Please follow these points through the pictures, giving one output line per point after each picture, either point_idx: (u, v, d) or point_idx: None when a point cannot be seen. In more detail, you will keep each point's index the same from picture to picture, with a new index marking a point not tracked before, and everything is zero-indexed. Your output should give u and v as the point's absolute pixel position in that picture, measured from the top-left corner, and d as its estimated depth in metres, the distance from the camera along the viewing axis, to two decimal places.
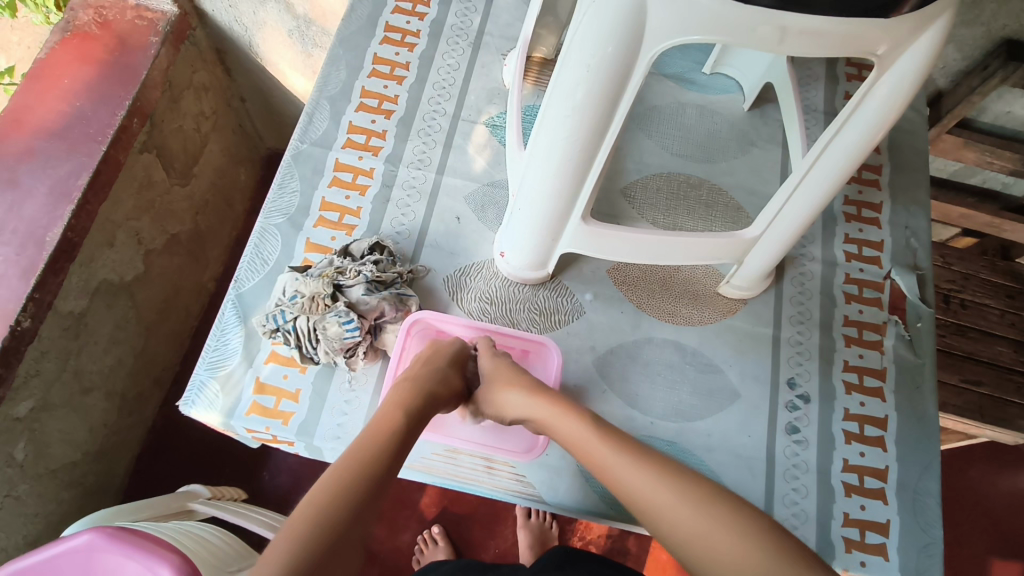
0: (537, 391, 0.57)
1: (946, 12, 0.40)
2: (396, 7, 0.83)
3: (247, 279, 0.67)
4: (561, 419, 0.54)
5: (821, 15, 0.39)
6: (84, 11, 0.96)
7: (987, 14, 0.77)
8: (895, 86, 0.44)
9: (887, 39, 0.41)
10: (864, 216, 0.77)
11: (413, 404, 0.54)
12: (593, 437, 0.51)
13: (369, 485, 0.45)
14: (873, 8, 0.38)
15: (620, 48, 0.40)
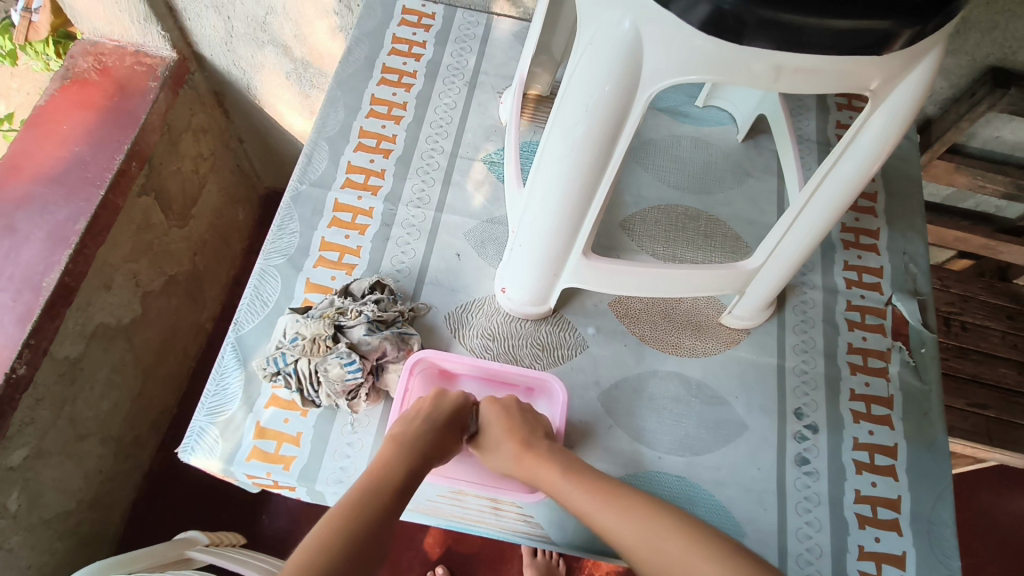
0: (517, 441, 0.58)
1: (935, 47, 0.41)
2: (392, 49, 0.84)
3: (247, 322, 0.67)
4: (538, 468, 0.56)
5: (815, 54, 0.38)
6: (84, 58, 0.98)
7: (971, 43, 0.77)
8: (892, 117, 0.44)
9: (879, 74, 0.41)
10: (861, 243, 0.77)
11: (407, 454, 0.53)
12: (568, 482, 0.54)
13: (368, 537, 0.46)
14: (867, 45, 0.38)
15: (617, 86, 0.41)
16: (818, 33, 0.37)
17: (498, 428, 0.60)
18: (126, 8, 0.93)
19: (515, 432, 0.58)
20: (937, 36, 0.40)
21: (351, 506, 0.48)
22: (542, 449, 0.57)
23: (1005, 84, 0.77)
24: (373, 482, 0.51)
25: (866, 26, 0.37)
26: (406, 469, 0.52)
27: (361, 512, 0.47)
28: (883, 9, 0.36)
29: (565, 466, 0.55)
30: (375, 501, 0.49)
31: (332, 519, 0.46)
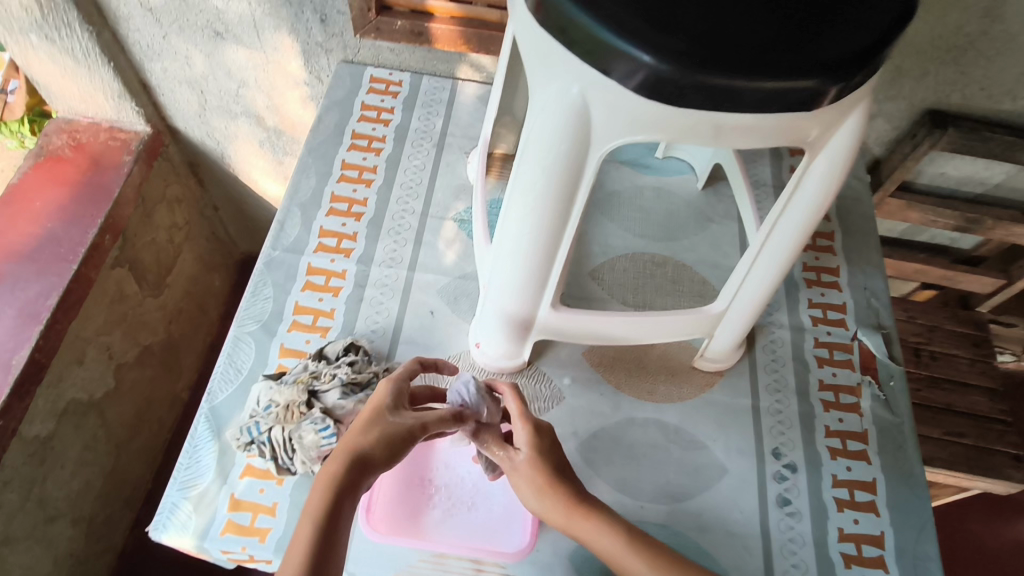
0: (572, 498, 0.54)
1: (862, 101, 0.44)
2: (361, 116, 0.87)
3: (220, 391, 0.66)
4: (588, 526, 0.53)
5: (749, 113, 0.41)
6: (58, 135, 1.00)
7: (906, 89, 0.82)
8: (831, 164, 0.47)
9: (814, 126, 0.44)
10: (823, 280, 0.80)
11: (348, 448, 0.49)
12: (625, 549, 0.52)
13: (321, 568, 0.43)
14: (796, 104, 0.40)
15: (571, 147, 0.43)
16: (751, 92, 0.39)
17: (547, 478, 0.55)
18: (100, 85, 0.95)
19: (569, 485, 0.55)
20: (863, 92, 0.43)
21: (324, 511, 0.45)
22: (596, 507, 0.54)
23: (942, 125, 0.82)
24: (347, 470, 0.47)
25: (795, 84, 0.39)
26: (379, 444, 0.49)
27: (332, 517, 0.45)
28: (810, 68, 0.39)
29: (619, 529, 0.53)
30: (347, 496, 0.46)
31: (309, 538, 0.44)
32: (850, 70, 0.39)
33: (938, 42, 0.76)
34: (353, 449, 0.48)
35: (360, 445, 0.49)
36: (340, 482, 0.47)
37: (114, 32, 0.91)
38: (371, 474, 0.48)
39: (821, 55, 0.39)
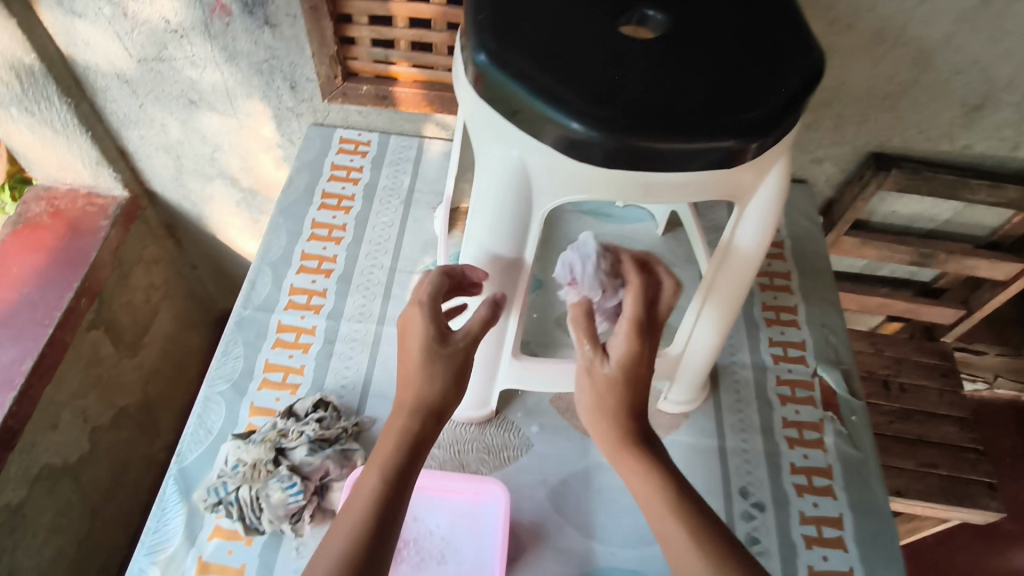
0: (637, 443, 0.51)
1: (782, 156, 0.48)
2: (331, 176, 0.90)
3: (190, 452, 0.67)
4: (638, 474, 0.50)
5: (673, 171, 0.44)
6: (37, 202, 1.03)
7: (849, 134, 0.86)
8: (761, 212, 0.51)
9: (744, 177, 0.47)
10: (782, 319, 0.82)
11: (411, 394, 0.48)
12: (661, 506, 0.49)
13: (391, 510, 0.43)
14: (717, 161, 0.44)
15: (519, 203, 0.47)
16: (672, 152, 0.42)
17: (613, 408, 0.52)
18: (77, 153, 0.98)
19: (641, 426, 0.52)
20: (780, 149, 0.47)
21: (391, 462, 0.45)
22: (661, 458, 0.51)
23: (886, 167, 0.86)
24: (416, 422, 0.47)
25: (714, 144, 0.42)
26: (440, 393, 0.48)
27: (398, 471, 0.44)
28: (726, 130, 0.42)
29: (668, 486, 0.49)
30: (414, 449, 0.46)
31: (373, 489, 0.43)
32: (762, 129, 0.43)
33: (874, 91, 0.79)
34: (422, 399, 0.47)
35: (424, 394, 0.48)
36: (408, 434, 0.46)
37: (92, 103, 0.94)
38: (438, 427, 0.48)
39: (738, 117, 0.42)
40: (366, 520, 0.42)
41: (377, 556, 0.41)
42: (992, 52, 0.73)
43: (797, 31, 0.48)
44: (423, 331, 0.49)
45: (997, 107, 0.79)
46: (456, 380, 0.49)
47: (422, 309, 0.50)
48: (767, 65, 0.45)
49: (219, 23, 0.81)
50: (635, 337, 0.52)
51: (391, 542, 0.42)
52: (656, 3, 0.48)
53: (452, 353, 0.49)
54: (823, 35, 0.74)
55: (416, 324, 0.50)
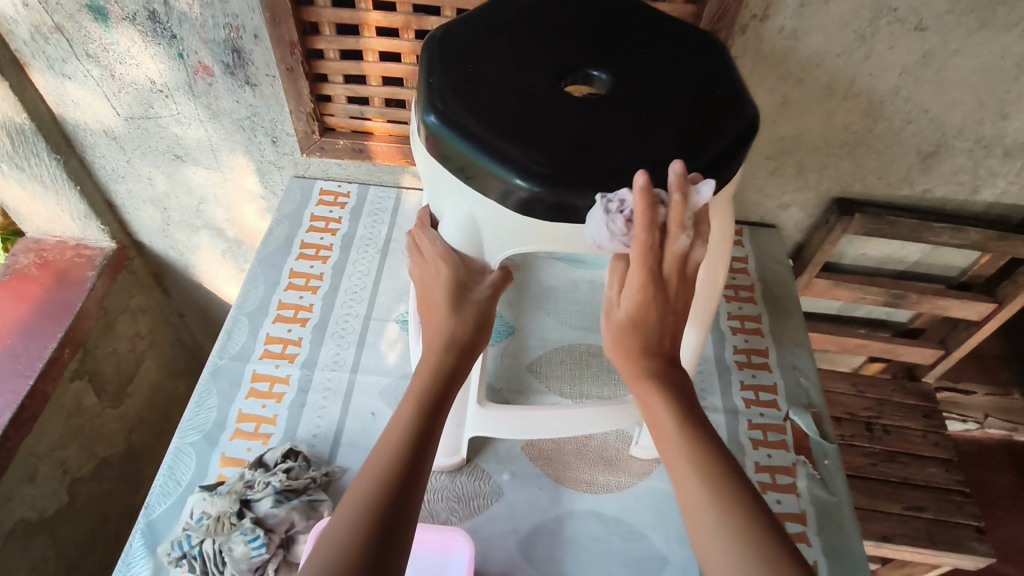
0: (653, 369, 0.46)
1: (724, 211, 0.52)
2: (311, 226, 0.92)
3: (158, 504, 0.66)
4: (649, 400, 0.46)
5: None
6: (25, 254, 1.05)
7: (812, 180, 0.88)
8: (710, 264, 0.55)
9: None
10: (754, 362, 0.83)
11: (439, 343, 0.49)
12: (673, 432, 0.44)
13: (432, 431, 0.45)
14: None
15: (470, 242, 0.51)
16: None
17: (629, 334, 0.47)
18: (66, 207, 1.00)
19: (656, 356, 0.47)
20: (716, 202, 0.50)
21: (424, 394, 0.47)
22: (676, 384, 0.46)
23: (849, 212, 0.88)
24: (449, 360, 0.49)
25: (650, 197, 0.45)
26: (468, 332, 0.50)
27: (431, 403, 0.46)
28: (661, 185, 0.44)
29: (682, 413, 0.45)
30: (445, 386, 0.48)
31: (408, 420, 0.45)
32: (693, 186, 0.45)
33: (831, 139, 0.82)
34: (453, 339, 0.50)
35: (455, 334, 0.50)
36: (439, 370, 0.48)
37: (81, 158, 0.97)
38: (467, 367, 0.50)
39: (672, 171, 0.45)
40: (401, 444, 0.43)
41: (414, 478, 0.42)
42: (940, 102, 0.76)
43: (733, 89, 0.51)
44: (445, 274, 0.51)
45: (951, 153, 0.82)
46: (482, 320, 0.51)
47: (440, 249, 0.51)
48: (702, 121, 0.48)
49: (202, 83, 0.84)
50: (646, 288, 0.45)
51: (426, 467, 0.43)
52: (601, 63, 0.51)
53: (476, 293, 0.51)
54: (777, 88, 0.77)
55: (435, 268, 0.51)
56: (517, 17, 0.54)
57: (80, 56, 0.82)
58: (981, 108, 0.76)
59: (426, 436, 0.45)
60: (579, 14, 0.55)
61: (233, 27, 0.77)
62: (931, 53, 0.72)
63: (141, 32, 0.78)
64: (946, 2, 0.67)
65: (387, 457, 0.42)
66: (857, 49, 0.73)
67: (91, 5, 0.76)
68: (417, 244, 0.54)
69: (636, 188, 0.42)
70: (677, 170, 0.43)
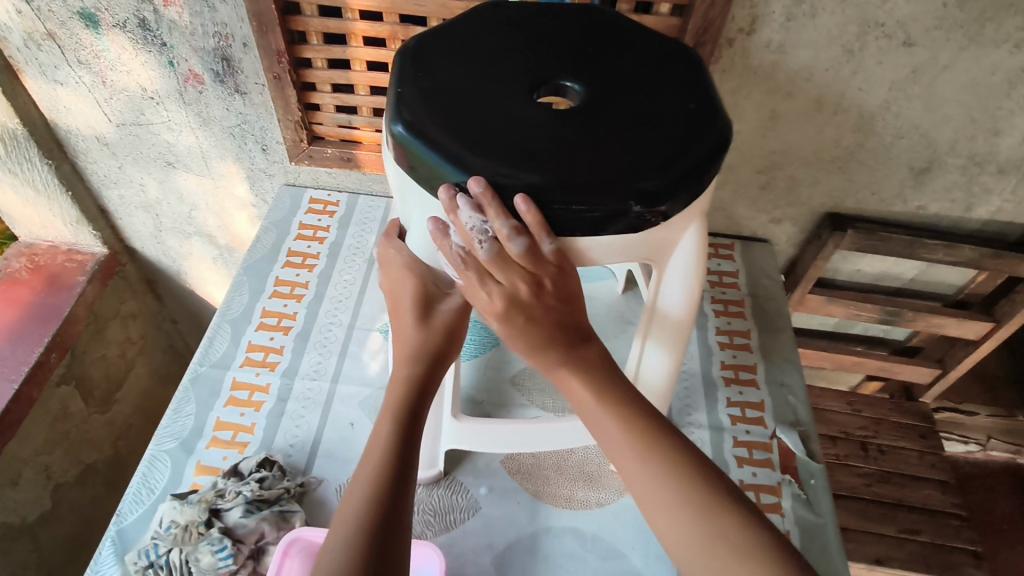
0: (558, 353, 0.48)
1: (695, 218, 0.51)
2: (298, 235, 0.92)
3: (130, 512, 0.66)
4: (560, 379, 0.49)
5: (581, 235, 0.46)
6: (17, 259, 1.05)
7: (804, 196, 0.87)
8: (683, 273, 0.55)
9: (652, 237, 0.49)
10: (741, 378, 0.81)
11: (412, 350, 0.49)
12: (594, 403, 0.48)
13: (413, 438, 0.46)
14: (622, 226, 0.46)
15: (439, 254, 0.51)
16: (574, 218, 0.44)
17: (516, 333, 0.47)
18: (57, 212, 1.01)
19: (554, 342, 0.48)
20: (688, 215, 0.50)
21: (401, 404, 0.47)
22: (582, 361, 0.49)
23: (841, 227, 0.87)
24: (422, 368, 0.49)
25: (617, 210, 0.44)
26: (441, 340, 0.50)
27: (408, 412, 0.47)
28: (626, 196, 0.44)
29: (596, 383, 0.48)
30: (421, 393, 0.48)
31: (388, 432, 0.46)
32: (660, 197, 0.45)
33: (821, 154, 0.81)
34: (427, 346, 0.49)
35: (429, 342, 0.49)
36: (414, 378, 0.48)
37: (73, 164, 0.97)
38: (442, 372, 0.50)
39: (638, 184, 0.44)
40: (385, 459, 0.44)
41: (399, 494, 0.43)
42: (931, 118, 0.75)
43: (707, 100, 0.50)
44: (411, 286, 0.50)
45: (944, 169, 0.81)
46: (453, 328, 0.50)
47: (407, 260, 0.52)
48: (673, 132, 0.47)
49: (193, 91, 0.85)
50: (499, 321, 0.47)
51: (411, 481, 0.45)
52: (575, 74, 0.51)
53: (446, 302, 0.50)
54: (766, 102, 0.77)
55: (401, 278, 0.51)
56: (494, 30, 0.54)
57: (71, 62, 0.82)
58: (973, 124, 0.75)
59: (407, 444, 0.46)
60: (556, 27, 0.55)
61: (222, 36, 0.78)
62: (920, 69, 0.71)
63: (132, 40, 0.79)
64: (935, 18, 0.67)
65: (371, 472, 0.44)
66: (845, 63, 0.72)
67: (82, 12, 0.77)
68: (384, 256, 0.54)
69: (444, 204, 0.45)
70: (476, 189, 0.43)
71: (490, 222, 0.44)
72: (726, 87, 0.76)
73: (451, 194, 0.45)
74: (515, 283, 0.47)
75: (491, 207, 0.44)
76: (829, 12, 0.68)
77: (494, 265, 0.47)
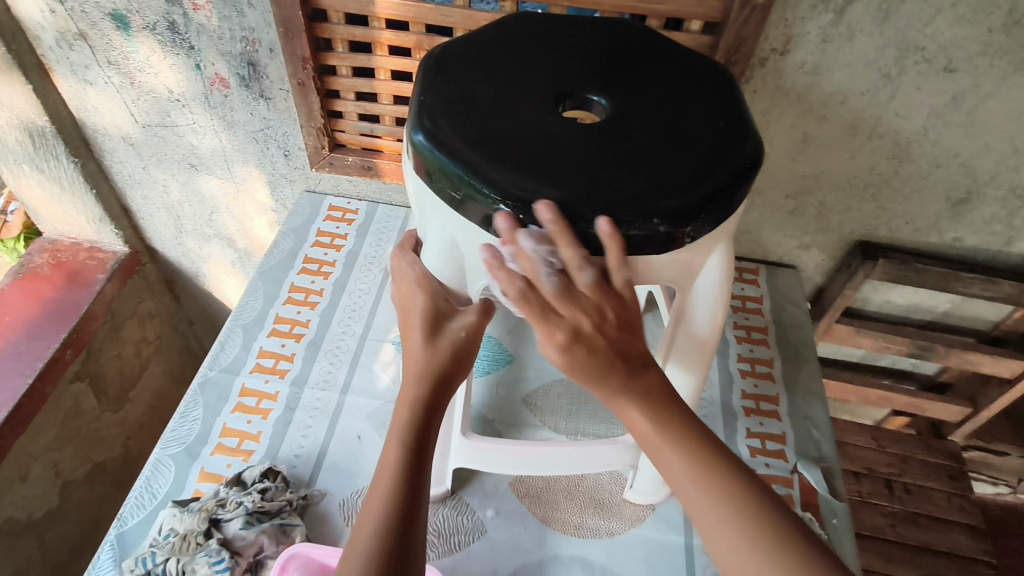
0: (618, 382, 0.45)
1: (722, 241, 0.49)
2: (316, 242, 0.91)
3: (130, 516, 0.65)
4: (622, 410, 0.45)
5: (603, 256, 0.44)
6: (40, 254, 1.06)
7: (834, 222, 0.85)
8: (707, 298, 0.52)
9: (673, 260, 0.47)
10: (762, 409, 0.78)
11: (418, 371, 0.46)
12: (666, 455, 0.44)
13: (421, 460, 0.44)
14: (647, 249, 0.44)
15: (452, 271, 0.50)
16: (596, 232, 0.42)
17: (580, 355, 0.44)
18: (81, 210, 1.02)
19: (616, 368, 0.45)
20: (717, 237, 0.48)
21: (407, 434, 0.45)
22: (645, 390, 0.45)
23: (873, 256, 0.84)
24: (425, 392, 0.46)
25: (638, 229, 0.42)
26: (448, 362, 0.47)
27: (416, 438, 0.45)
28: (649, 215, 0.42)
29: (665, 427, 0.45)
30: (424, 418, 0.46)
31: (393, 466, 0.44)
32: (686, 217, 0.43)
33: (854, 180, 0.79)
34: (432, 370, 0.46)
35: (433, 365, 0.47)
36: (417, 405, 0.46)
37: (99, 163, 0.98)
38: (449, 392, 0.48)
39: (660, 204, 0.42)
40: (392, 497, 0.42)
41: (409, 529, 0.42)
42: (971, 147, 0.73)
43: (739, 121, 0.48)
44: (421, 303, 0.48)
45: (983, 201, 0.77)
46: (462, 348, 0.47)
47: (419, 276, 0.49)
48: (701, 152, 0.45)
49: (218, 94, 0.85)
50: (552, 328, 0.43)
51: (420, 512, 0.43)
52: (603, 88, 0.50)
53: (455, 321, 0.47)
54: (797, 124, 0.75)
55: (411, 293, 0.49)
56: (520, 40, 0.53)
57: (101, 62, 0.83)
58: (1015, 155, 0.72)
59: (415, 470, 0.44)
60: (583, 40, 0.54)
61: (249, 41, 0.78)
62: (961, 96, 0.68)
63: (160, 42, 0.79)
64: (979, 43, 0.64)
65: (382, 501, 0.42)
66: (881, 88, 0.70)
67: (114, 13, 0.77)
68: (397, 268, 0.52)
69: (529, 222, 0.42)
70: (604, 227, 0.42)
71: (560, 251, 0.42)
72: (757, 108, 0.74)
73: (510, 223, 0.42)
74: (579, 316, 0.43)
75: (564, 235, 0.42)
76: (866, 35, 0.66)
77: (560, 301, 0.43)
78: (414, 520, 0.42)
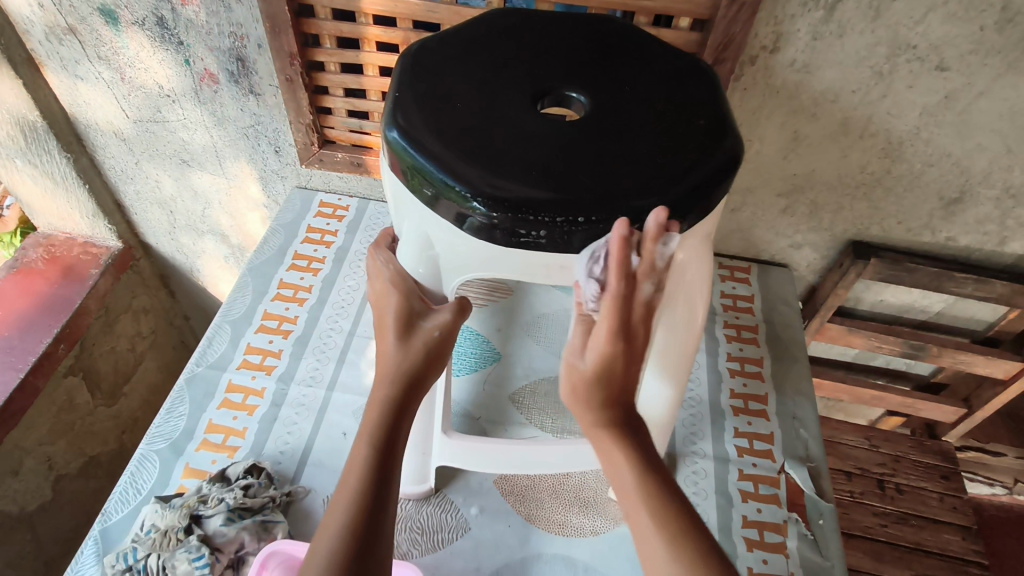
0: (613, 427, 0.44)
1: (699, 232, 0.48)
2: (306, 238, 0.91)
3: (115, 512, 0.65)
4: (611, 460, 0.43)
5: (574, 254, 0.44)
6: (35, 249, 1.06)
7: (826, 221, 0.84)
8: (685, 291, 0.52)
9: None
10: (750, 409, 0.78)
11: (392, 370, 0.47)
12: (639, 509, 0.41)
13: (391, 458, 0.44)
14: None
15: (429, 271, 0.50)
16: (571, 231, 0.42)
17: (587, 392, 0.43)
18: (75, 204, 1.02)
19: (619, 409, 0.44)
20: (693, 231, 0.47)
21: (378, 432, 0.44)
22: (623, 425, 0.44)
23: (865, 256, 0.83)
24: (398, 391, 0.46)
25: (613, 227, 0.42)
26: (421, 362, 0.47)
27: (384, 439, 0.44)
28: (625, 213, 0.42)
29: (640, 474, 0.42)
30: (395, 418, 0.45)
31: (363, 463, 0.43)
32: (664, 214, 0.42)
33: (845, 179, 0.78)
34: (407, 368, 0.47)
35: (406, 364, 0.47)
36: (391, 403, 0.46)
37: (92, 157, 0.98)
38: (421, 393, 0.48)
39: (637, 202, 0.42)
40: (359, 498, 0.41)
41: (377, 526, 0.41)
42: (964, 146, 0.72)
43: (719, 119, 0.48)
44: (396, 302, 0.48)
45: (976, 200, 0.77)
46: (435, 347, 0.48)
47: (393, 274, 0.50)
48: (680, 150, 0.45)
49: (208, 90, 0.85)
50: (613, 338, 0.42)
51: (389, 511, 0.42)
52: (582, 85, 0.49)
53: (428, 320, 0.48)
54: (788, 123, 0.74)
55: (386, 293, 0.49)
56: (500, 37, 0.53)
57: (92, 58, 0.83)
58: (1009, 154, 0.71)
59: (386, 468, 0.43)
60: (565, 37, 0.54)
61: (237, 36, 0.77)
62: (953, 95, 0.68)
63: (150, 38, 0.79)
64: (971, 41, 0.63)
65: (350, 498, 0.42)
66: (873, 86, 0.69)
67: (102, 8, 0.77)
68: (372, 267, 0.52)
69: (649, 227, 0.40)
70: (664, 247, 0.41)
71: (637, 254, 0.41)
72: (747, 106, 0.74)
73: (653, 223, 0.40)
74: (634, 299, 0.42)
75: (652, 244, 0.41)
76: (857, 32, 0.65)
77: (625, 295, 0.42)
78: (383, 518, 0.42)
